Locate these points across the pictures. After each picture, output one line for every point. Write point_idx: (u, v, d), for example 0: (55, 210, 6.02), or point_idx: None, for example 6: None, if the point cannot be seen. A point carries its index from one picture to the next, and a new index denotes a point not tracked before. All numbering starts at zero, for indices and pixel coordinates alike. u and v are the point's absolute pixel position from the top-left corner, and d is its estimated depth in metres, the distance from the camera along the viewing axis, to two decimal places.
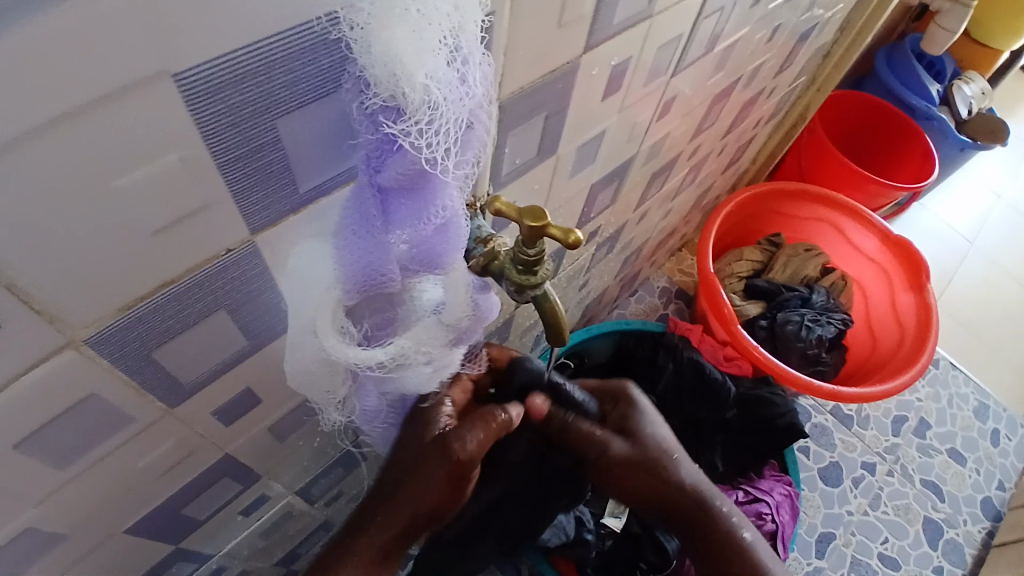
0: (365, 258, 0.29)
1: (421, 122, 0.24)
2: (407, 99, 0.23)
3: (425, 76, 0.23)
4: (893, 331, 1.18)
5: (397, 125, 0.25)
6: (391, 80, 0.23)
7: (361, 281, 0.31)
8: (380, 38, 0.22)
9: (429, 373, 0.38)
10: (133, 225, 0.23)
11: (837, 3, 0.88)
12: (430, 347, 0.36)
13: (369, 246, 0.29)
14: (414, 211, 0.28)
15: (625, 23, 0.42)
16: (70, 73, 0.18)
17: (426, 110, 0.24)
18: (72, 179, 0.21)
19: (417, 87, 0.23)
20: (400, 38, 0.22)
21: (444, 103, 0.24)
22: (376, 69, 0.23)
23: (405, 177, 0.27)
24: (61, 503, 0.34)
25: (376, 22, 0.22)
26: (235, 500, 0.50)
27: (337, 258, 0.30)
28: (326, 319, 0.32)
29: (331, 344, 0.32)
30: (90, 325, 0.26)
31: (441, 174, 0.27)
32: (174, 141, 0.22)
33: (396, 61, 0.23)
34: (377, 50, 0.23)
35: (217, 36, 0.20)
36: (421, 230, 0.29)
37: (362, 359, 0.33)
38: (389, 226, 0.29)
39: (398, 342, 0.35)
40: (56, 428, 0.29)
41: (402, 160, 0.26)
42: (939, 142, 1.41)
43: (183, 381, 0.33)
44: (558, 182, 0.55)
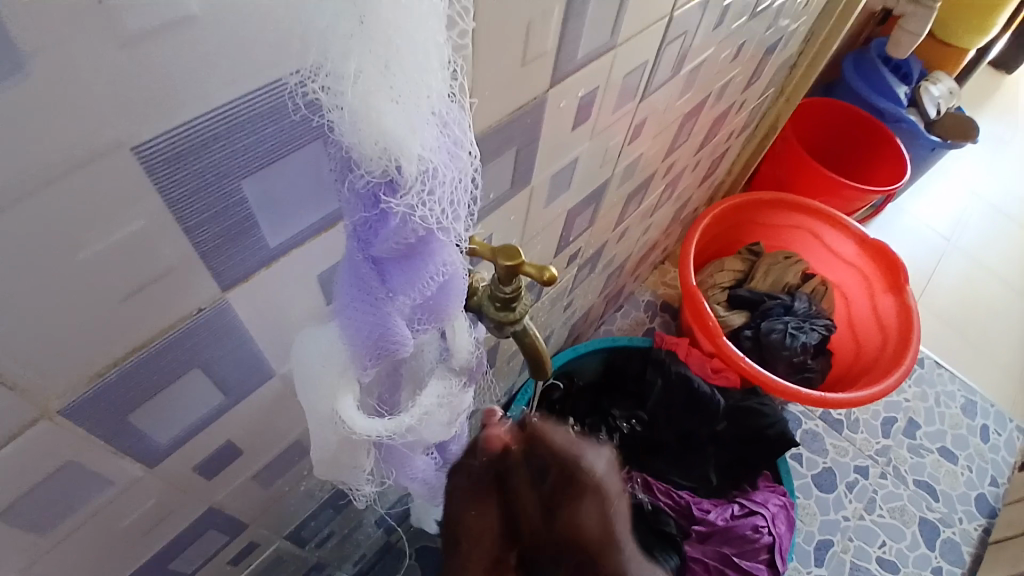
0: (371, 327, 0.29)
1: (420, 192, 0.25)
2: (404, 173, 0.24)
3: (418, 147, 0.23)
4: (876, 334, 1.20)
5: (396, 201, 0.24)
6: (384, 157, 0.23)
7: (372, 350, 0.31)
8: (369, 117, 0.22)
9: (448, 427, 0.38)
10: (99, 293, 0.23)
11: (798, 17, 0.90)
12: (451, 396, 0.37)
13: (374, 314, 0.29)
14: (415, 276, 0.28)
15: (590, 55, 0.43)
16: (24, 153, 0.18)
17: (418, 180, 0.24)
18: (35, 255, 0.20)
19: (412, 159, 0.23)
20: (389, 116, 0.22)
21: (440, 169, 0.25)
22: (366, 148, 0.23)
23: (404, 247, 0.26)
24: (41, 572, 0.33)
25: (362, 103, 0.21)
26: (222, 551, 0.49)
27: (345, 331, 0.30)
28: (343, 395, 0.31)
29: (352, 420, 0.31)
30: (62, 395, 0.25)
31: (443, 236, 0.27)
32: (140, 209, 0.22)
33: (389, 139, 0.22)
34: (365, 128, 0.22)
35: (175, 104, 0.20)
36: (425, 290, 0.29)
37: (389, 429, 0.33)
38: (394, 295, 0.28)
39: (422, 402, 0.36)
40: (31, 499, 0.28)
41: (402, 233, 0.26)
42: (908, 145, 1.44)
43: (162, 439, 0.32)
44: (534, 210, 0.55)
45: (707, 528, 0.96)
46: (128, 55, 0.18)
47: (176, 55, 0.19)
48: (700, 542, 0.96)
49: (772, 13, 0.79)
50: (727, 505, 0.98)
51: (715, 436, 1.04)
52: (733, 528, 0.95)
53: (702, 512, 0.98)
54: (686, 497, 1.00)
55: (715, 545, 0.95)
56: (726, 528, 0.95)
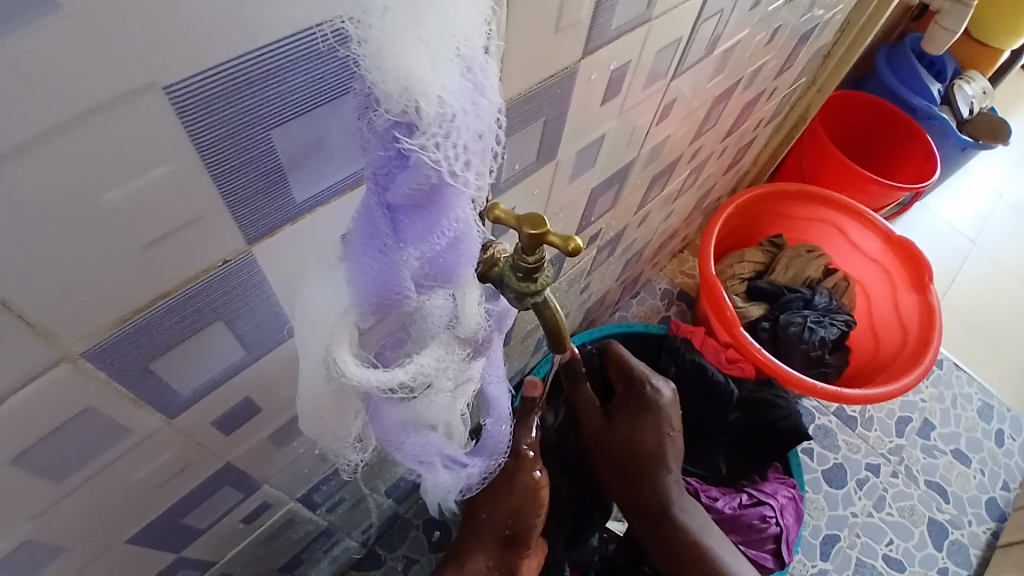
0: (379, 277, 0.29)
1: (436, 136, 0.24)
2: (422, 114, 0.23)
3: (438, 90, 0.23)
4: (897, 332, 1.18)
5: (412, 141, 0.24)
6: (404, 97, 0.22)
7: (375, 299, 0.30)
8: (392, 54, 0.21)
9: (448, 390, 0.39)
10: (123, 238, 0.23)
11: (836, 4, 0.88)
12: (450, 360, 0.36)
13: (381, 263, 0.28)
14: (427, 227, 0.27)
15: (623, 28, 0.42)
16: (54, 89, 0.18)
17: (440, 123, 0.24)
18: (63, 193, 0.20)
19: (432, 101, 0.23)
20: (411, 54, 0.22)
21: (458, 116, 0.24)
22: (388, 86, 0.22)
23: (420, 193, 0.26)
24: (58, 516, 0.34)
25: (386, 37, 0.21)
26: (235, 509, 0.50)
27: (353, 278, 0.29)
28: (343, 342, 0.31)
29: (349, 366, 0.31)
30: (85, 339, 0.25)
31: (458, 188, 0.27)
32: (163, 154, 0.22)
33: (411, 77, 0.22)
34: (387, 66, 0.22)
35: (202, 48, 0.20)
36: (434, 245, 0.28)
37: (381, 380, 0.32)
38: (402, 244, 0.28)
39: (418, 362, 0.34)
40: (52, 441, 0.29)
41: (416, 177, 0.25)
42: (941, 141, 1.41)
43: (181, 392, 0.33)
44: (557, 187, 0.55)
45: (714, 516, 0.96)
46: None
47: None
48: None
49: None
50: (735, 494, 0.98)
51: (726, 427, 1.03)
52: (740, 517, 0.95)
53: (710, 500, 0.98)
54: (694, 484, 1.00)
55: (721, 533, 0.95)
56: (733, 516, 0.95)
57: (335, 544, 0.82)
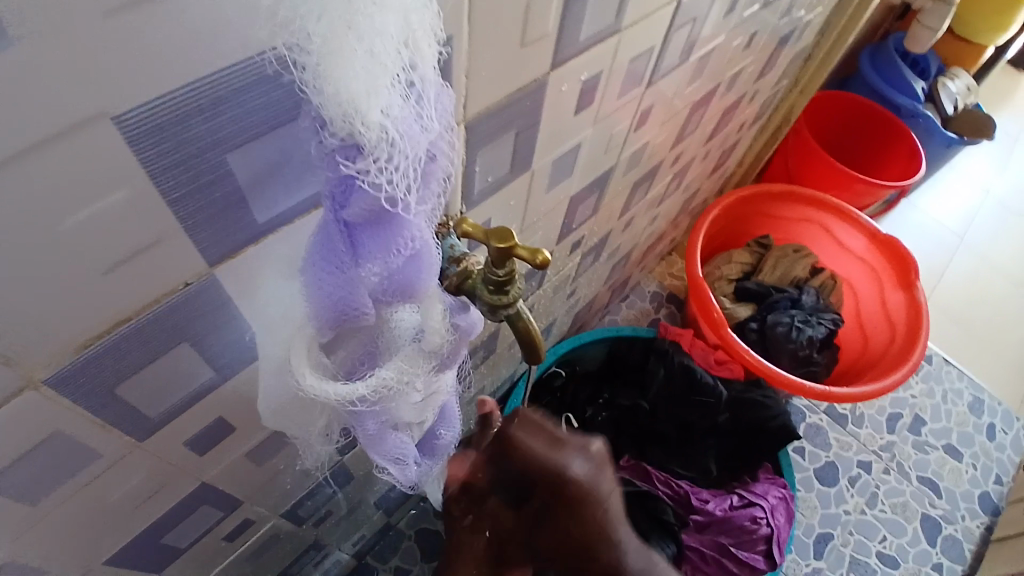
0: (336, 294, 0.29)
1: (380, 160, 0.24)
2: (364, 137, 0.23)
3: (380, 114, 0.22)
4: (884, 330, 1.18)
5: (358, 163, 0.24)
6: (346, 120, 0.22)
7: (334, 317, 0.30)
8: (331, 79, 0.21)
9: (416, 400, 0.39)
10: (79, 266, 0.23)
11: (814, 6, 0.89)
12: (414, 374, 0.36)
13: (337, 282, 0.28)
14: (382, 245, 0.27)
15: (593, 38, 0.42)
16: (4, 121, 0.18)
17: (384, 146, 0.23)
18: (17, 223, 0.20)
19: (373, 125, 0.22)
20: (350, 77, 0.21)
21: (401, 139, 0.24)
22: (331, 110, 0.22)
23: (371, 212, 0.26)
24: (32, 541, 0.33)
25: (323, 63, 0.21)
26: (217, 526, 0.50)
27: (308, 295, 0.29)
28: (301, 357, 0.31)
29: (305, 378, 0.31)
30: (47, 365, 0.25)
31: (408, 207, 0.26)
32: (118, 182, 0.22)
33: (351, 101, 0.22)
34: (328, 90, 0.22)
35: (154, 77, 0.20)
36: (392, 261, 0.28)
37: (342, 394, 0.33)
38: (359, 262, 0.28)
39: (380, 375, 0.34)
40: (19, 466, 0.28)
41: (365, 197, 0.25)
42: (924, 139, 1.42)
43: (151, 413, 0.32)
44: (535, 196, 0.55)
45: (705, 518, 0.96)
46: (105, 25, 0.18)
47: (153, 25, 0.19)
48: (697, 531, 0.96)
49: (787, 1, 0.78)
50: (726, 496, 0.98)
51: (716, 428, 1.04)
52: (729, 519, 0.95)
53: (701, 501, 0.98)
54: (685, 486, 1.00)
55: (712, 535, 0.96)
56: (723, 518, 0.95)
57: (326, 557, 0.82)
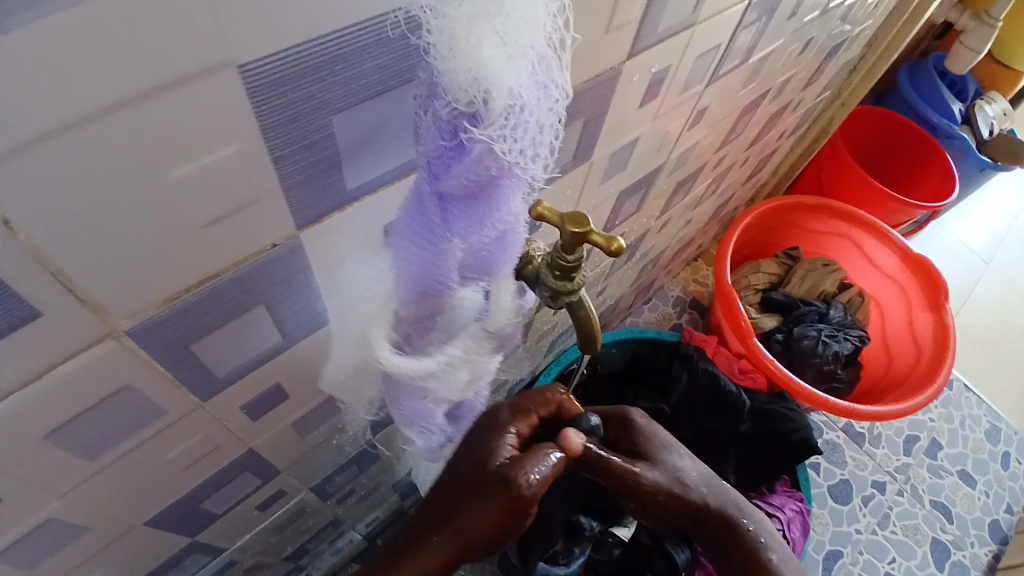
0: (423, 265, 0.29)
1: (503, 127, 0.24)
2: (491, 105, 0.23)
3: (512, 81, 0.22)
4: (910, 350, 1.17)
5: (478, 132, 0.24)
6: (473, 86, 0.22)
7: (417, 290, 0.30)
8: (465, 41, 0.21)
9: (464, 382, 0.38)
10: (180, 218, 0.23)
11: (867, 18, 0.88)
12: (475, 354, 0.36)
13: (429, 254, 0.28)
14: (475, 218, 0.27)
15: (669, 30, 0.41)
16: (132, 58, 0.18)
17: (507, 117, 0.23)
18: (125, 168, 0.20)
19: (503, 92, 0.22)
20: (485, 45, 0.22)
21: (527, 106, 0.24)
22: (458, 76, 0.22)
23: (473, 186, 0.26)
24: (86, 493, 0.33)
25: (459, 25, 0.21)
26: (252, 495, 0.50)
27: (398, 266, 0.29)
28: (380, 332, 0.31)
29: (385, 356, 0.31)
30: (131, 316, 0.25)
31: (514, 178, 0.26)
32: (230, 135, 0.22)
33: (483, 65, 0.22)
34: (460, 55, 0.22)
35: (278, 31, 0.20)
36: (481, 237, 0.28)
37: (411, 369, 0.32)
38: (452, 236, 0.28)
39: (447, 353, 0.34)
40: (88, 418, 0.28)
41: (474, 169, 0.25)
42: (961, 161, 1.39)
43: (216, 375, 0.32)
44: (588, 188, 0.54)
45: None
46: None
47: None
48: None
49: (842, 12, 0.77)
50: None
51: (738, 437, 1.03)
52: None
53: None
54: None
55: None
56: None
57: (340, 536, 0.82)
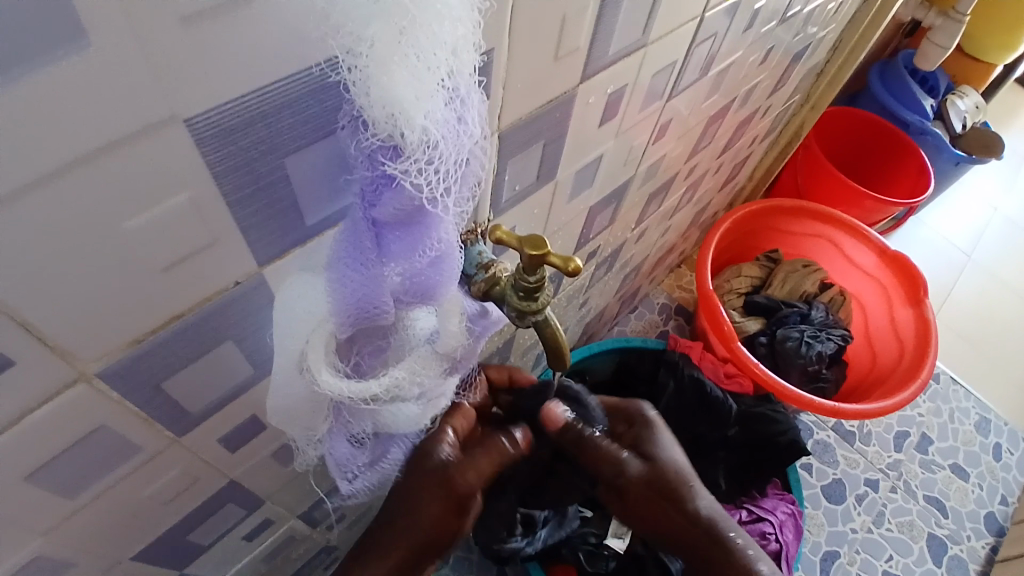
0: (359, 292, 0.29)
1: (419, 161, 0.25)
2: (406, 139, 0.24)
3: (423, 118, 0.24)
4: (893, 346, 1.19)
5: (396, 164, 0.25)
6: (389, 122, 0.23)
7: (354, 315, 0.31)
8: (379, 81, 0.22)
9: (416, 405, 0.39)
10: (144, 263, 0.24)
11: (827, 24, 0.90)
12: (424, 375, 0.36)
13: (362, 279, 0.29)
14: (407, 246, 0.29)
15: (621, 53, 0.43)
16: (84, 119, 0.19)
17: (425, 149, 0.24)
18: (84, 220, 0.21)
19: (416, 129, 0.24)
20: (400, 84, 0.23)
21: (441, 142, 0.25)
22: (376, 112, 0.23)
23: (402, 213, 0.27)
24: (67, 533, 0.34)
25: (374, 67, 0.22)
26: (238, 526, 0.50)
27: (331, 294, 0.30)
28: (319, 357, 0.31)
29: (324, 378, 0.31)
30: (100, 359, 0.26)
31: (439, 208, 0.27)
32: (186, 184, 0.23)
33: (396, 104, 0.23)
34: (375, 94, 0.23)
35: (225, 82, 0.21)
36: (416, 263, 0.29)
37: (354, 391, 0.32)
38: (385, 261, 0.29)
39: (393, 374, 0.34)
40: (64, 459, 0.29)
41: (400, 197, 0.26)
42: (933, 157, 1.42)
43: (189, 410, 0.33)
44: (556, 206, 0.56)
45: None
46: (184, 33, 0.19)
47: (226, 37, 0.20)
48: None
49: (802, 18, 0.79)
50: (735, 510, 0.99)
51: (726, 441, 1.04)
52: None
53: None
54: None
55: None
56: None
57: (334, 561, 0.82)
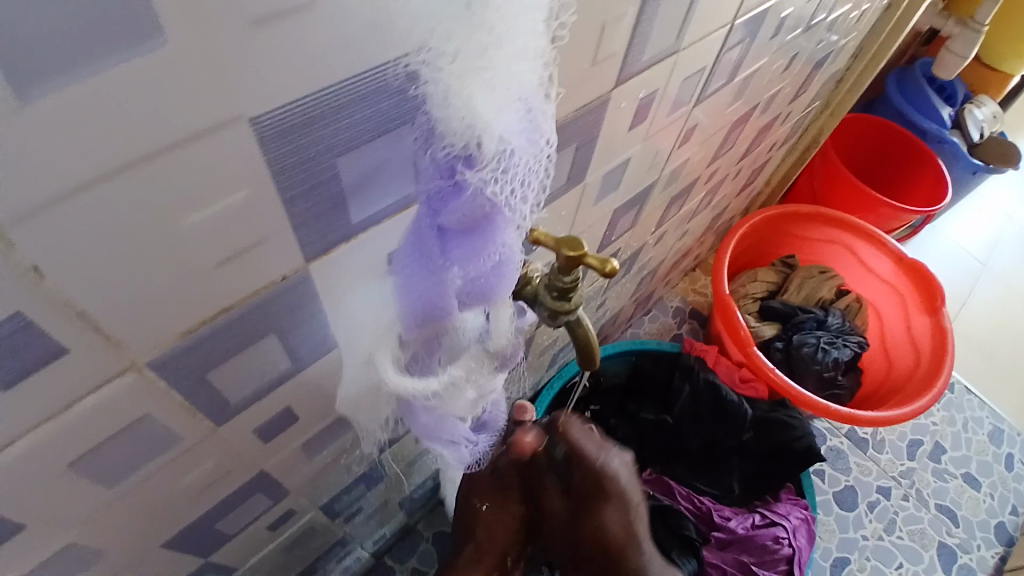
0: (424, 293, 0.30)
1: (495, 170, 0.26)
2: (483, 149, 0.25)
3: (501, 129, 0.24)
4: (909, 355, 1.18)
5: (471, 173, 0.26)
6: (467, 132, 0.24)
7: (420, 316, 0.32)
8: (462, 94, 0.23)
9: (473, 400, 0.39)
10: (198, 257, 0.25)
11: (851, 31, 0.90)
12: (479, 372, 0.38)
13: (427, 281, 0.30)
14: (473, 251, 0.29)
15: (654, 58, 0.43)
16: (154, 116, 0.19)
17: (498, 160, 0.25)
18: (146, 215, 0.22)
19: (493, 138, 0.24)
20: (477, 97, 0.23)
21: (516, 154, 0.26)
22: (453, 122, 0.24)
23: (470, 219, 0.28)
24: (105, 519, 0.35)
25: (456, 80, 0.23)
26: (262, 517, 0.51)
27: (401, 293, 0.31)
28: (386, 357, 0.34)
29: (389, 377, 0.34)
30: (150, 350, 0.27)
31: (506, 215, 0.28)
32: (242, 182, 0.24)
33: (476, 117, 0.24)
34: (456, 105, 0.24)
35: (286, 83, 0.22)
36: (480, 267, 0.30)
37: (419, 390, 0.35)
38: (450, 265, 0.29)
39: (450, 373, 0.36)
40: (109, 446, 0.30)
41: (470, 204, 0.27)
42: (953, 165, 1.41)
43: (228, 402, 0.34)
44: (582, 208, 0.56)
45: (727, 535, 0.97)
46: (252, 35, 0.20)
47: (290, 39, 0.21)
48: (719, 549, 0.96)
49: (827, 25, 0.79)
50: (748, 515, 0.99)
51: (741, 447, 1.04)
52: (752, 538, 0.94)
53: (723, 519, 0.99)
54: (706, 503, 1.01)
55: (734, 553, 0.95)
56: (746, 537, 0.95)
57: (349, 555, 0.83)
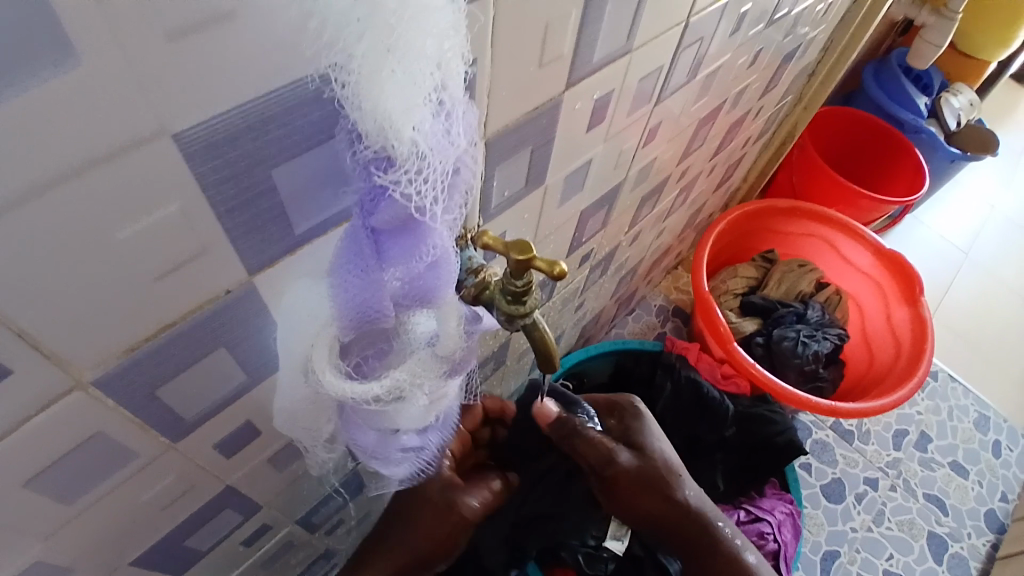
0: (359, 295, 0.30)
1: (409, 172, 0.26)
2: (396, 151, 0.25)
3: (412, 130, 0.25)
4: (890, 347, 1.19)
5: (388, 174, 0.26)
6: (380, 134, 0.24)
7: (355, 317, 0.32)
8: (370, 96, 0.23)
9: (423, 406, 0.39)
10: (135, 272, 0.25)
11: (815, 26, 0.91)
12: (424, 377, 0.36)
13: (362, 284, 0.30)
14: (404, 252, 0.29)
15: (606, 59, 0.44)
16: (74, 134, 0.20)
17: (414, 160, 0.25)
18: (77, 233, 0.22)
19: (405, 140, 0.25)
20: (388, 95, 0.23)
21: (430, 153, 0.26)
22: (367, 124, 0.24)
23: (397, 220, 0.28)
24: (65, 539, 0.35)
25: (363, 82, 0.23)
26: (236, 531, 0.51)
27: (336, 297, 0.31)
28: (323, 357, 0.33)
29: (327, 379, 0.33)
30: (94, 367, 0.27)
31: (432, 217, 0.28)
32: (174, 196, 0.24)
33: (385, 117, 0.24)
34: (366, 107, 0.24)
35: (211, 96, 0.22)
36: (413, 268, 0.30)
37: (357, 392, 0.33)
38: (383, 266, 0.29)
39: (393, 377, 0.35)
40: (60, 465, 0.30)
41: (394, 206, 0.27)
42: (927, 155, 1.43)
43: (185, 416, 0.34)
44: (547, 210, 0.56)
45: None
46: (170, 50, 0.20)
47: (208, 52, 0.21)
48: None
49: (791, 20, 0.79)
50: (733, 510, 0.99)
51: (723, 442, 1.04)
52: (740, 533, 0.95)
53: None
54: None
55: None
56: None
57: (334, 567, 0.82)
